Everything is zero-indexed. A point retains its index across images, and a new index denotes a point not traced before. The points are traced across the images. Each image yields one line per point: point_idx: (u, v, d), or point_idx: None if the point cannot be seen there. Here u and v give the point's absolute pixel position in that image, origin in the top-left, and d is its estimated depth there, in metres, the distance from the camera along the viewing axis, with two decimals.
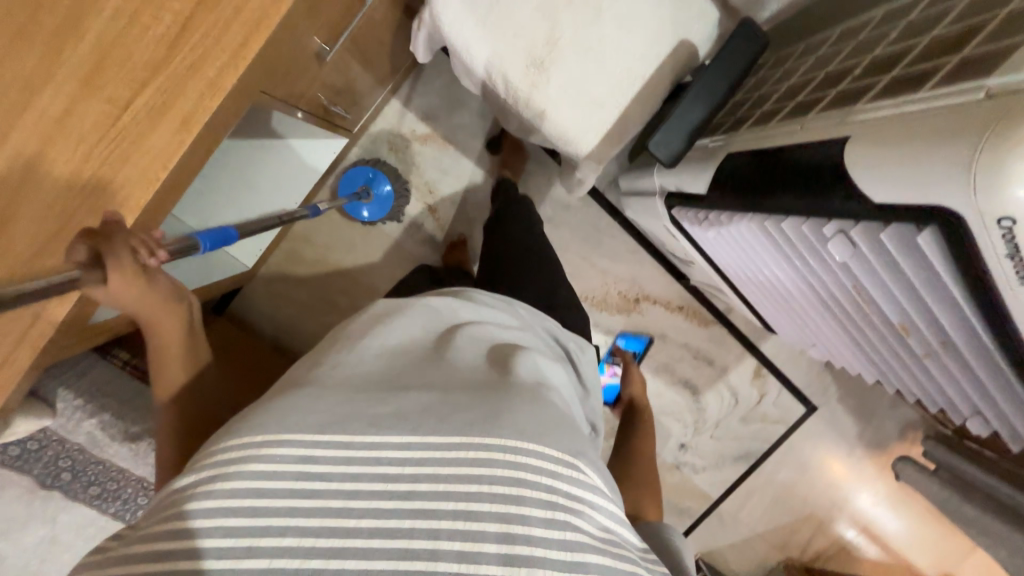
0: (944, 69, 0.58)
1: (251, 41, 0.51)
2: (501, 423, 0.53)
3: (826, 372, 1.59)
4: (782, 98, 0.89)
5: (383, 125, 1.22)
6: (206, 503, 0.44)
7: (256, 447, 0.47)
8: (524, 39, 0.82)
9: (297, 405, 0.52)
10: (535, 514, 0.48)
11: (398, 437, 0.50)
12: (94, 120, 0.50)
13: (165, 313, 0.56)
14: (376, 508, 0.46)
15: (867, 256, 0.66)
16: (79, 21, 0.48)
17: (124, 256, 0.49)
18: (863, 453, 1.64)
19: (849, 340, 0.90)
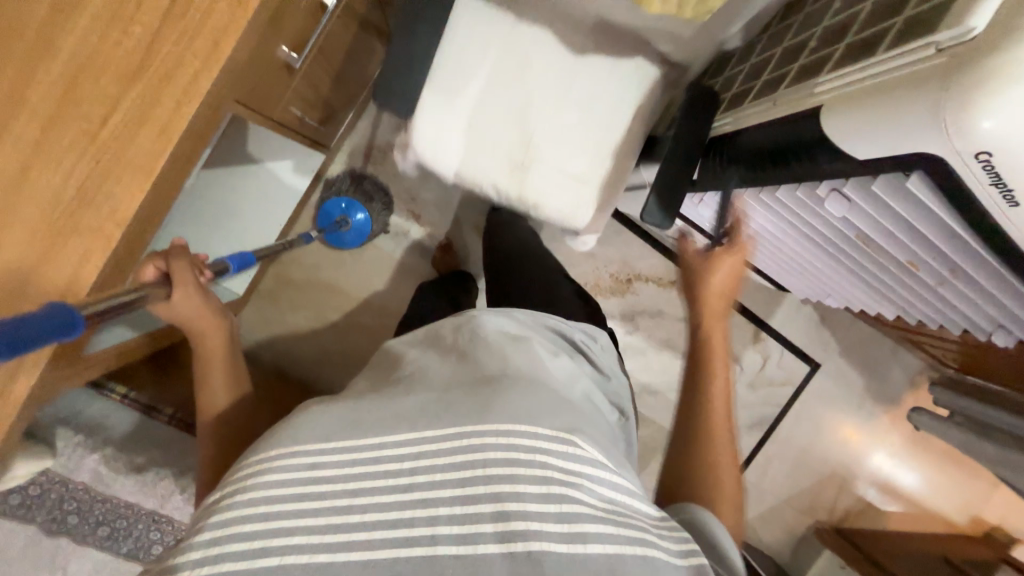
0: (892, 36, 0.58)
1: (220, 47, 0.52)
2: (493, 411, 0.54)
3: (825, 329, 1.60)
4: (746, 80, 0.86)
5: (358, 140, 1.23)
6: (223, 514, 0.47)
7: (266, 460, 0.51)
8: (499, 148, 0.87)
9: (302, 421, 0.55)
10: (530, 490, 0.49)
11: (399, 437, 0.52)
12: (72, 139, 0.51)
13: (212, 329, 0.71)
14: (380, 504, 0.48)
15: (862, 209, 0.70)
16: (49, 44, 0.49)
17: (186, 269, 0.68)
18: (872, 406, 1.65)
19: (866, 286, 0.93)
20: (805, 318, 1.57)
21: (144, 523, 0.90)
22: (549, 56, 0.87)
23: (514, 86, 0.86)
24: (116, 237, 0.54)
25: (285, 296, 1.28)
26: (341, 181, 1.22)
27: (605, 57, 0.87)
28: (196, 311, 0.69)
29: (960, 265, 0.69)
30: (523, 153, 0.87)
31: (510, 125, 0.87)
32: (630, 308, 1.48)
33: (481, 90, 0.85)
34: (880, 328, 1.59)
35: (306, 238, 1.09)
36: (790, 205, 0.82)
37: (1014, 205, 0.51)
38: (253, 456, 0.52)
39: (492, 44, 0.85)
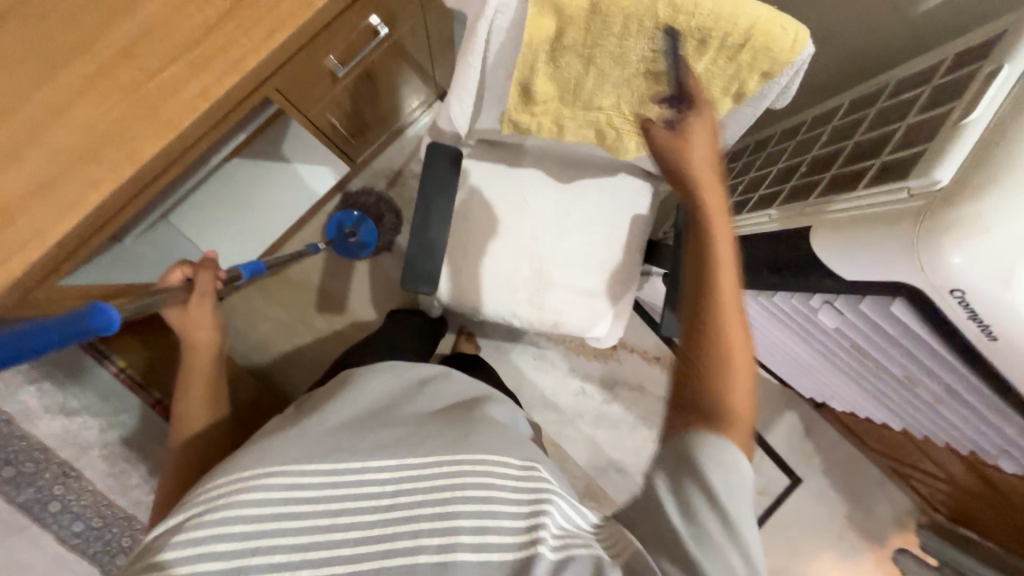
0: (873, 175, 0.59)
1: (273, 36, 0.59)
2: (471, 442, 0.55)
3: (810, 442, 1.53)
4: (746, 191, 0.88)
5: (384, 163, 1.32)
6: (193, 532, 0.45)
7: (240, 482, 0.47)
8: (512, 278, 0.88)
9: (276, 441, 0.52)
10: (505, 514, 0.50)
11: (380, 458, 0.51)
12: (123, 83, 0.57)
13: (206, 342, 0.73)
14: (361, 520, 0.48)
15: (858, 326, 0.65)
16: (132, 6, 0.57)
17: (204, 277, 0.75)
18: (855, 539, 1.54)
19: (868, 399, 0.85)
20: (790, 426, 1.51)
21: (51, 475, 0.93)
22: (545, 184, 0.89)
23: (519, 218, 0.88)
24: (131, 172, 0.57)
25: (277, 292, 1.29)
26: (360, 196, 1.28)
27: (601, 183, 0.89)
28: (191, 317, 0.72)
29: (958, 387, 0.64)
30: (539, 280, 0.88)
31: (523, 256, 0.88)
32: (611, 375, 1.45)
33: (489, 225, 0.87)
34: (868, 453, 1.52)
35: (315, 249, 1.15)
36: (784, 311, 0.76)
37: (994, 339, 0.48)
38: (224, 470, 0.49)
39: (491, 178, 0.87)
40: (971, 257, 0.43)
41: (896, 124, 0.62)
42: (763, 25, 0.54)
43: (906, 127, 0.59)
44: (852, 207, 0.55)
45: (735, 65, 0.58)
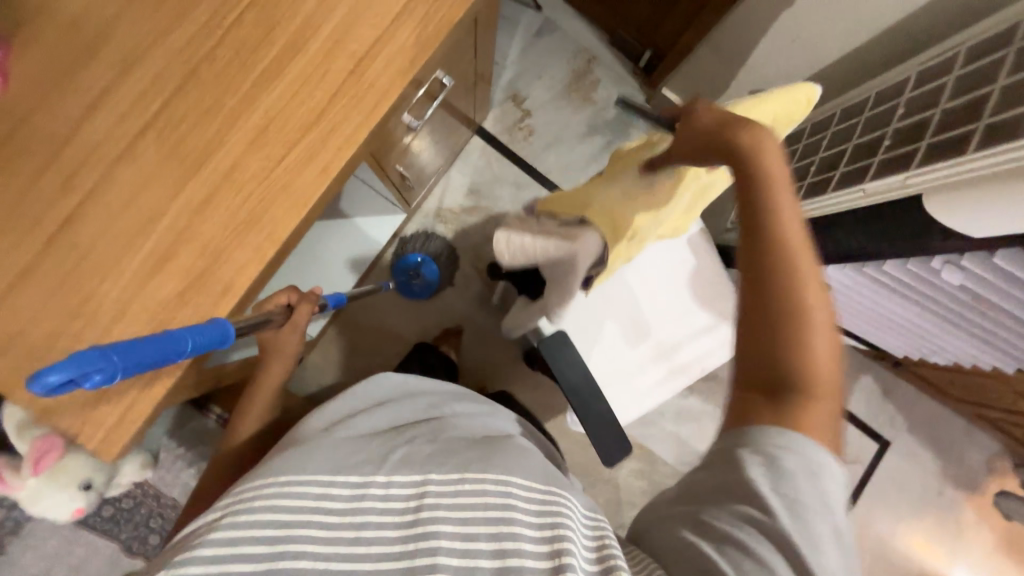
0: (978, 136, 0.65)
1: (379, 107, 0.64)
2: (492, 462, 0.61)
3: (890, 403, 1.53)
4: (822, 170, 0.99)
5: (433, 202, 1.35)
6: (224, 532, 0.49)
7: (272, 491, 0.54)
8: (650, 362, 0.96)
9: (302, 456, 0.59)
10: (525, 532, 0.52)
11: (407, 477, 0.58)
12: (252, 172, 0.62)
13: (278, 364, 0.76)
14: (384, 537, 0.52)
15: (982, 277, 0.69)
16: (253, 101, 0.62)
17: (303, 311, 0.75)
18: (952, 491, 1.54)
19: (994, 356, 0.86)
20: (867, 390, 1.51)
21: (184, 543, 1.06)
22: (612, 284, 0.97)
23: (622, 321, 0.97)
24: (270, 251, 0.62)
25: (351, 341, 1.32)
26: (414, 239, 1.33)
27: (661, 246, 0.98)
28: (276, 341, 0.75)
29: None
30: (660, 351, 0.96)
31: (648, 340, 0.96)
32: None
33: (604, 344, 0.96)
34: (949, 404, 1.52)
35: (384, 287, 1.21)
36: (899, 277, 0.81)
37: None
38: (255, 481, 0.56)
39: (581, 311, 0.96)
40: None
41: (991, 86, 0.70)
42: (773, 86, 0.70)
43: (1001, 89, 0.67)
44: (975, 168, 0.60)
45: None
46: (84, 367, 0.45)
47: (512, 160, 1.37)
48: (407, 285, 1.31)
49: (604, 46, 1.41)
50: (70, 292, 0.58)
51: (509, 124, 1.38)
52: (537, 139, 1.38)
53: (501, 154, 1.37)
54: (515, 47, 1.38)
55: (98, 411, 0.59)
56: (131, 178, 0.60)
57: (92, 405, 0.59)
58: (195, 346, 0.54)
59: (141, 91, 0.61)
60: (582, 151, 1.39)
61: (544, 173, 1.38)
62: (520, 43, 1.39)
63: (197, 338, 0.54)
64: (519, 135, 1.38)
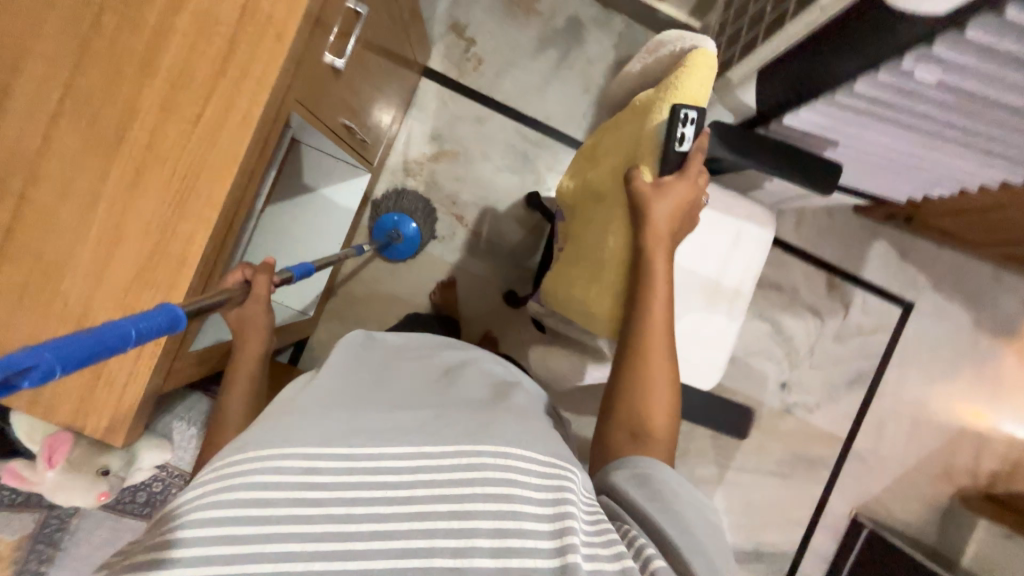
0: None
1: (284, 40, 0.60)
2: (490, 433, 0.57)
3: (910, 263, 1.47)
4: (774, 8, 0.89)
5: (397, 157, 1.30)
6: (204, 515, 0.45)
7: (261, 466, 0.48)
8: (709, 314, 0.98)
9: (283, 427, 0.53)
10: (526, 511, 0.51)
11: (401, 450, 0.53)
12: (174, 137, 0.60)
13: (255, 337, 0.77)
14: (378, 514, 0.48)
15: (961, 63, 0.62)
16: (152, 62, 0.59)
17: (262, 280, 0.73)
18: (987, 339, 1.50)
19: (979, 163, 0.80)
20: (883, 256, 1.45)
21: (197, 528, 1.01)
22: None
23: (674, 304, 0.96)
24: (212, 215, 0.61)
25: (351, 312, 1.33)
26: (386, 199, 1.29)
27: None
28: (248, 317, 0.75)
29: None
30: (724, 297, 0.98)
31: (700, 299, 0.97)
32: None
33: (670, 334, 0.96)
34: (972, 252, 1.45)
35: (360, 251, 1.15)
36: (873, 98, 0.72)
37: None
38: (237, 453, 0.50)
39: None
40: None
41: None
42: (682, 83, 0.69)
43: None
44: None
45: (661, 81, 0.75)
46: (6, 369, 0.29)
47: (467, 95, 1.30)
48: (390, 247, 1.28)
49: None
50: (34, 294, 0.59)
51: (456, 57, 1.30)
52: (489, 67, 1.30)
53: (455, 91, 1.30)
54: None
55: (95, 401, 0.61)
56: (55, 170, 0.59)
57: (90, 395, 0.61)
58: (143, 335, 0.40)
59: (37, 79, 0.58)
60: (539, 69, 1.31)
61: (504, 101, 1.31)
62: None
63: (144, 324, 0.40)
64: (469, 66, 1.30)
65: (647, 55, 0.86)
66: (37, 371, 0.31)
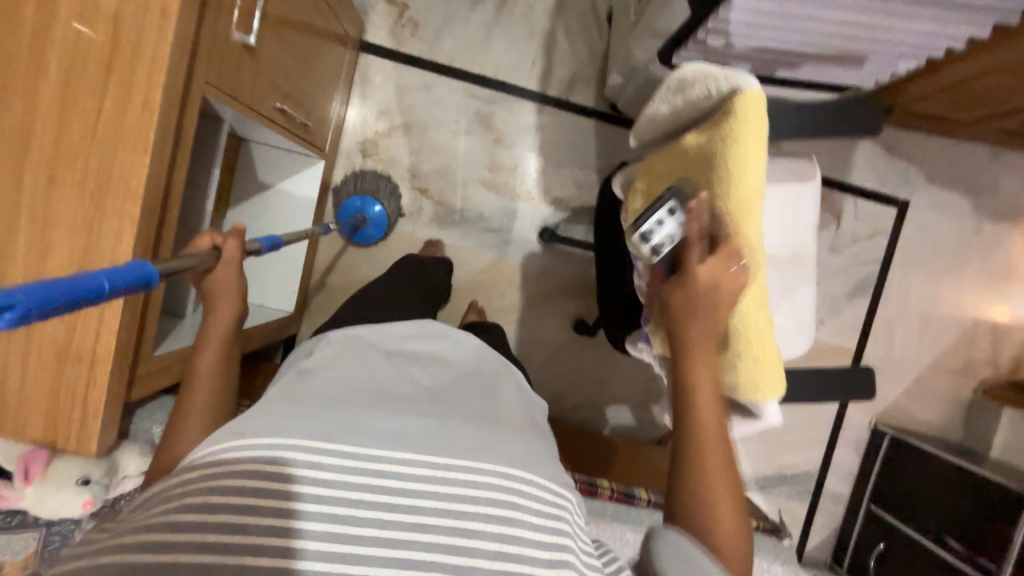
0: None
1: (167, 13, 0.57)
2: (495, 449, 0.53)
3: (900, 159, 1.39)
4: None
5: (350, 139, 1.26)
6: (199, 501, 0.43)
7: (265, 452, 0.46)
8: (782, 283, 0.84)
9: (290, 418, 0.50)
10: (529, 538, 0.47)
11: (407, 455, 0.49)
12: (80, 136, 0.58)
13: (226, 303, 0.74)
14: (380, 520, 0.45)
15: None
16: (41, 60, 0.57)
17: (235, 243, 0.74)
18: (994, 225, 1.44)
19: None
20: (870, 156, 1.38)
21: None
22: None
23: None
24: (136, 209, 0.59)
25: (333, 304, 1.32)
26: (345, 183, 1.25)
27: None
28: (218, 288, 0.73)
29: None
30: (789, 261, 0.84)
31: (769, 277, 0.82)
32: None
33: None
34: (966, 135, 1.37)
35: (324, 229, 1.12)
36: None
37: None
38: (230, 441, 0.48)
39: None
40: None
41: None
42: (748, 137, 0.50)
43: None
44: None
45: (704, 136, 0.55)
46: None
47: (408, 63, 1.24)
48: (358, 231, 1.27)
49: None
50: None
51: (390, 25, 1.23)
52: (425, 29, 1.24)
53: (396, 61, 1.24)
54: None
55: (61, 412, 0.61)
56: None
57: (54, 403, 0.61)
58: (117, 289, 0.44)
59: None
60: (478, 22, 1.25)
61: (447, 62, 1.25)
62: None
63: (120, 278, 0.44)
64: (405, 32, 1.24)
65: (669, 97, 0.63)
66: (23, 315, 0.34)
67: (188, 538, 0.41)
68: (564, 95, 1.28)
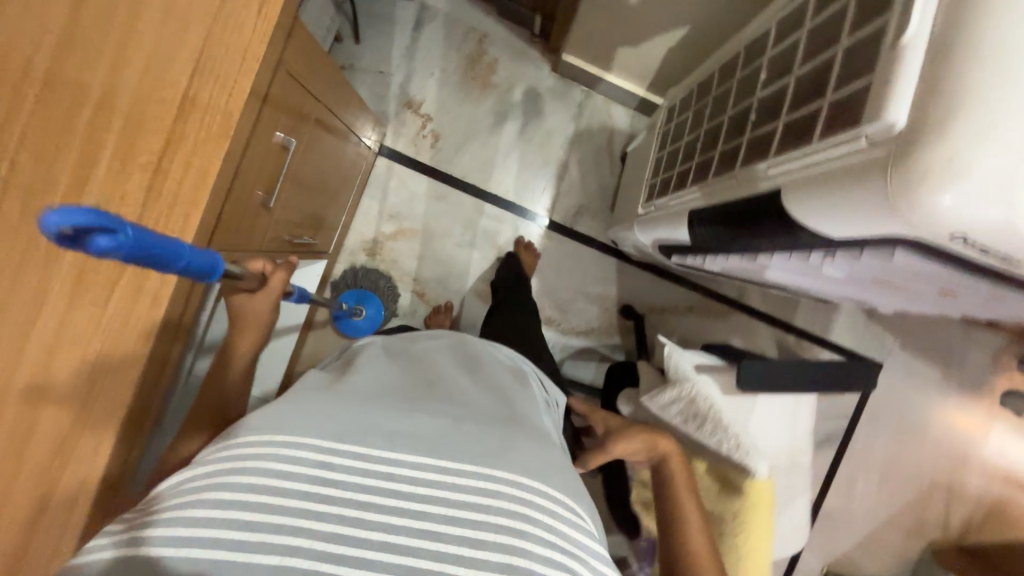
0: (790, 97, 0.50)
1: (189, 220, 0.58)
2: (510, 457, 0.51)
3: (878, 325, 1.45)
4: (676, 134, 0.81)
5: (356, 236, 1.28)
6: (218, 493, 0.44)
7: (276, 446, 0.47)
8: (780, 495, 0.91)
9: (306, 413, 0.51)
10: (541, 553, 0.45)
11: (412, 455, 0.49)
12: (84, 321, 0.59)
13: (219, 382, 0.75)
14: (388, 522, 0.44)
15: (870, 271, 0.50)
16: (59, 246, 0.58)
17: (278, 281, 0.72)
18: (960, 396, 1.50)
19: (928, 306, 0.68)
20: (851, 318, 1.42)
21: None
22: None
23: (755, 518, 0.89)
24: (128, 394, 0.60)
25: None
26: (345, 278, 1.26)
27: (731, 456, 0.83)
28: None
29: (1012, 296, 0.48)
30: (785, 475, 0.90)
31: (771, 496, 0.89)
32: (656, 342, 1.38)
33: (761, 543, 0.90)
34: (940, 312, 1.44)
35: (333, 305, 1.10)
36: (791, 266, 0.61)
37: (1003, 261, 0.37)
38: (248, 436, 0.49)
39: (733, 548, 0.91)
40: (956, 209, 0.33)
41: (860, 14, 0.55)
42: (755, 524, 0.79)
43: None
44: (822, 165, 0.43)
45: (720, 501, 0.82)
46: (94, 225, 0.39)
47: (425, 172, 1.28)
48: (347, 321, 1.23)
49: (492, 21, 1.27)
50: None
51: (411, 134, 1.27)
52: (445, 143, 1.28)
53: (412, 170, 1.27)
54: (396, 48, 1.25)
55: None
56: None
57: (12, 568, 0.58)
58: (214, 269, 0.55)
59: None
60: (497, 143, 1.29)
61: (461, 177, 1.29)
62: (401, 38, 1.25)
63: (195, 261, 0.50)
64: (425, 143, 1.27)
65: (682, 403, 0.81)
66: (114, 239, 0.40)
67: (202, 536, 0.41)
68: (570, 223, 1.32)
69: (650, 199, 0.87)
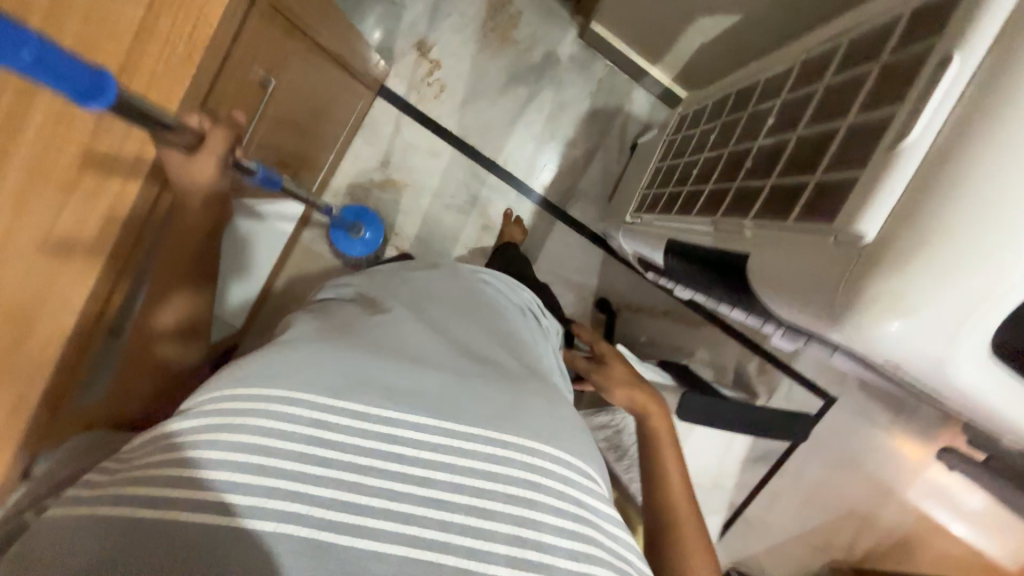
0: (786, 158, 0.46)
1: None
2: (510, 419, 0.51)
3: None
4: (679, 149, 0.76)
5: (343, 179, 1.22)
6: (207, 456, 0.40)
7: (268, 404, 0.43)
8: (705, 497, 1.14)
9: (286, 366, 0.47)
10: (547, 520, 0.46)
11: (417, 418, 0.47)
12: None
13: None
14: (394, 488, 0.43)
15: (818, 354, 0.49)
16: None
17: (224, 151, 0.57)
18: (900, 441, 1.56)
19: None
20: None
21: None
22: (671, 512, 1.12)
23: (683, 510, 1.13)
24: None
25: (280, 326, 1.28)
26: None
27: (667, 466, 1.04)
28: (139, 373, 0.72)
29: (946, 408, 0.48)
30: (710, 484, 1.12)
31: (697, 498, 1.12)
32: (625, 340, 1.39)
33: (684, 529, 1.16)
34: None
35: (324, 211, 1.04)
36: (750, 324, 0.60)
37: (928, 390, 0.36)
38: (232, 393, 0.44)
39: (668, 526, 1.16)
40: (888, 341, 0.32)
41: None
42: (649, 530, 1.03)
43: None
44: (788, 244, 0.41)
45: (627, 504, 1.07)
46: None
47: (424, 124, 1.21)
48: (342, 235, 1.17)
49: None
50: None
51: (416, 80, 1.18)
52: (451, 96, 1.20)
53: (411, 119, 1.20)
54: None
55: None
56: None
57: None
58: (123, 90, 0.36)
59: None
60: (505, 107, 1.21)
61: (461, 137, 1.22)
62: None
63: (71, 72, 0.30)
64: (429, 92, 1.19)
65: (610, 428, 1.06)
66: None
67: (199, 499, 0.39)
68: (565, 206, 1.27)
69: (639, 211, 0.83)
